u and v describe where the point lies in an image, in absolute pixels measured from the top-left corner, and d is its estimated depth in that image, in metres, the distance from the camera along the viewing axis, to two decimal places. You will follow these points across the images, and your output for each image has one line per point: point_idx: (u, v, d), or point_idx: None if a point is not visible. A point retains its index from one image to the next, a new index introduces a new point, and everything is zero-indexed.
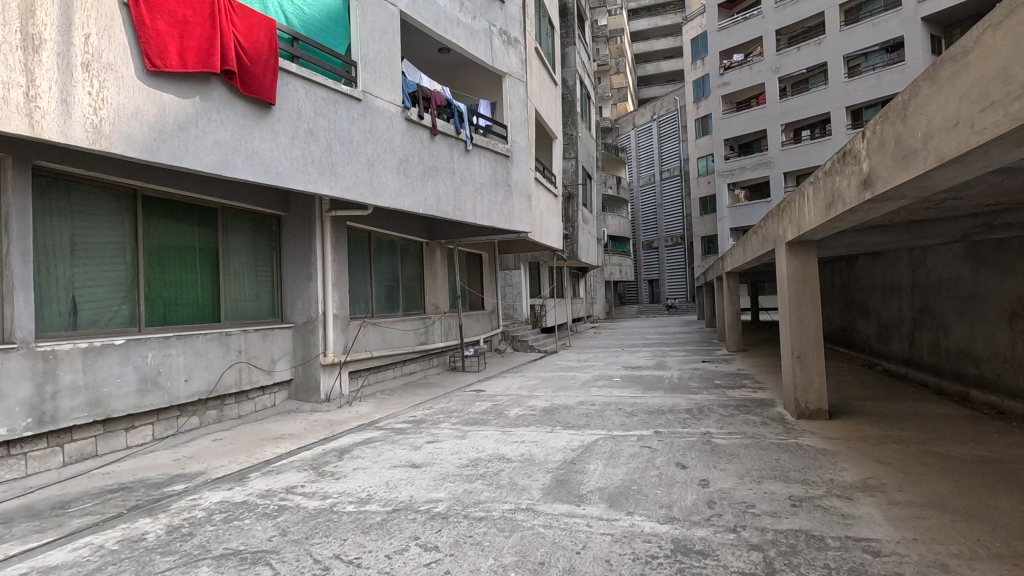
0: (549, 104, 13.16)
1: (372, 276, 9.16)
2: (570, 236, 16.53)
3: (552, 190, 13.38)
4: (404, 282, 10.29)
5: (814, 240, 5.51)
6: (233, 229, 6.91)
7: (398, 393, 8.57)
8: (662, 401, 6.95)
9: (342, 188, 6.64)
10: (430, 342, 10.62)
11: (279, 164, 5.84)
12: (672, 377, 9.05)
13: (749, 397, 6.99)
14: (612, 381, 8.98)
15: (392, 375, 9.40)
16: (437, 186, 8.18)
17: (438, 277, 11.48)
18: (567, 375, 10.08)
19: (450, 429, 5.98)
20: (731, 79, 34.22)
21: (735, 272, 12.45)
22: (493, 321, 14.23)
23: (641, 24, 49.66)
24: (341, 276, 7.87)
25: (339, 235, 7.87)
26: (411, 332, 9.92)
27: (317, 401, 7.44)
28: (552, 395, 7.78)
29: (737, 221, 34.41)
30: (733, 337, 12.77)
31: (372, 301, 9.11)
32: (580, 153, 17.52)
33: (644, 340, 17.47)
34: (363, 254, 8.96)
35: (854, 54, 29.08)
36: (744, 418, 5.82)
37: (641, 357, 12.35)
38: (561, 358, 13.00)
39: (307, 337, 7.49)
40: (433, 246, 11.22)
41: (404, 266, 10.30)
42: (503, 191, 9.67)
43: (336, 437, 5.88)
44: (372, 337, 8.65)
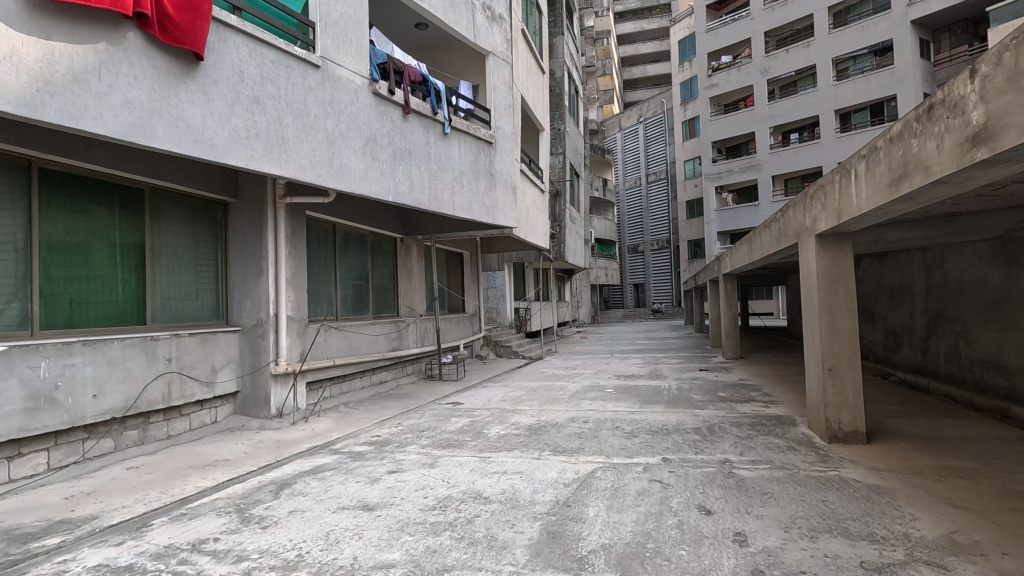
0: (536, 93, 12.29)
1: (337, 274, 8.18)
2: (556, 236, 15.66)
3: (539, 186, 12.49)
4: (376, 281, 9.32)
5: (850, 231, 4.67)
6: (167, 216, 5.88)
7: (364, 406, 7.58)
8: (665, 418, 6.06)
9: (295, 169, 5.63)
10: (403, 348, 9.64)
11: (213, 134, 4.82)
12: (671, 389, 8.19)
13: (763, 413, 6.14)
14: (605, 393, 8.08)
15: (358, 385, 8.41)
16: (410, 173, 7.22)
17: (414, 276, 10.52)
18: (554, 384, 9.17)
19: (418, 454, 5.02)
20: (719, 81, 33.79)
21: (733, 274, 11.67)
22: (474, 325, 13.28)
23: (627, 27, 49.23)
24: (297, 273, 6.87)
25: (295, 227, 6.89)
26: (381, 337, 8.95)
27: (267, 417, 6.43)
28: (538, 410, 6.86)
29: (725, 225, 33.92)
30: (731, 344, 11.99)
31: (336, 302, 8.13)
32: (568, 149, 16.68)
33: (634, 345, 16.64)
34: (328, 249, 7.98)
35: (844, 57, 28.79)
36: (765, 441, 4.94)
37: (633, 365, 11.49)
38: (547, 366, 12.07)
39: (256, 341, 6.47)
40: (408, 243, 10.26)
41: (376, 264, 9.33)
42: (485, 181, 8.75)
43: (280, 464, 4.88)
44: (336, 343, 7.67)
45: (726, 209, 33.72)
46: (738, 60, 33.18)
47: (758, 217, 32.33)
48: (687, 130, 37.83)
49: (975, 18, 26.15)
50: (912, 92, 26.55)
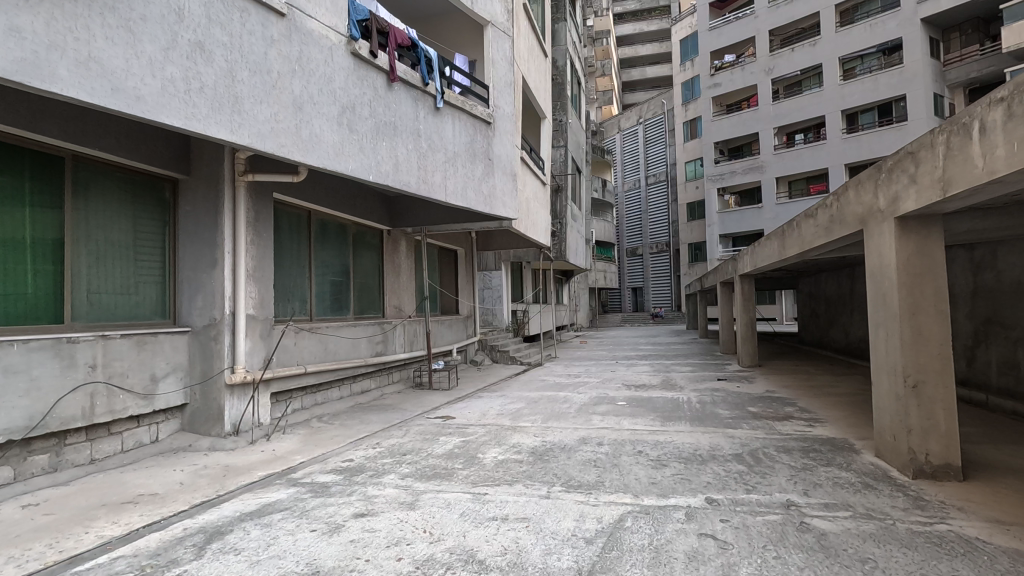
0: (538, 76, 11.34)
1: (313, 268, 7.18)
2: (557, 234, 14.68)
3: (541, 178, 11.53)
4: (359, 279, 8.33)
5: (943, 212, 3.71)
6: (97, 192, 4.84)
7: (340, 422, 6.57)
8: (695, 440, 5.06)
9: (252, 136, 4.62)
10: (387, 353, 8.64)
11: (139, 83, 3.81)
12: (692, 403, 7.19)
13: (811, 435, 5.15)
14: (617, 406, 7.08)
15: (334, 395, 7.40)
16: (395, 151, 6.23)
17: (403, 274, 9.52)
18: (557, 395, 8.17)
19: (395, 489, 4.00)
20: (722, 80, 32.98)
21: (751, 274, 10.72)
22: (468, 328, 12.28)
23: (626, 28, 48.48)
24: (258, 264, 5.85)
25: (259, 211, 5.89)
26: (364, 340, 7.96)
27: (219, 434, 5.38)
28: (542, 428, 5.85)
29: (727, 228, 33.08)
30: (748, 350, 11.06)
31: (311, 300, 7.11)
32: (569, 142, 15.72)
33: (638, 351, 15.68)
34: (302, 240, 7.00)
35: (850, 56, 28.05)
36: (830, 475, 3.96)
37: (642, 373, 10.52)
38: (548, 373, 11.08)
39: (208, 345, 5.45)
40: (396, 236, 9.28)
41: (359, 259, 8.33)
42: (482, 166, 7.77)
43: (220, 501, 3.86)
44: (308, 347, 6.68)
45: (728, 211, 32.89)
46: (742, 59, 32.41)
47: (762, 220, 31.48)
48: (688, 130, 37.04)
49: (986, 16, 25.46)
50: (921, 92, 25.80)
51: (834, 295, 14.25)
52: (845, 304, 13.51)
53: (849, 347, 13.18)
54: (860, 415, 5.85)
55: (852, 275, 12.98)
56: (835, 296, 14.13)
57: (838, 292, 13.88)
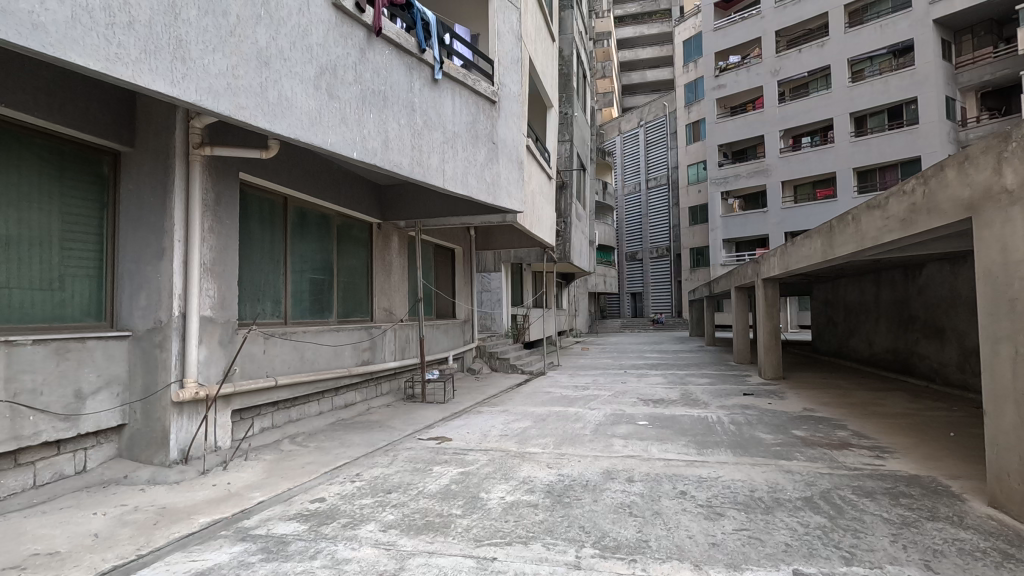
0: (545, 62, 10.47)
1: (288, 264, 6.21)
2: (561, 233, 13.80)
3: (546, 172, 10.62)
4: (344, 278, 7.38)
5: None
6: (8, 161, 3.87)
7: (317, 444, 5.60)
8: (746, 477, 4.12)
9: (201, 92, 3.66)
10: (374, 362, 7.66)
11: (37, 7, 2.84)
12: (724, 423, 6.25)
13: (888, 470, 4.21)
14: (638, 427, 6.13)
15: (309, 411, 6.40)
16: (385, 126, 5.30)
17: (394, 273, 8.57)
18: (567, 412, 7.24)
19: (374, 550, 3.02)
20: (727, 81, 32.27)
21: (776, 278, 9.83)
22: (465, 334, 11.33)
23: (627, 32, 47.85)
24: (216, 256, 4.89)
25: (221, 194, 4.94)
26: (347, 347, 7.00)
27: (162, 463, 4.40)
28: (555, 457, 4.89)
29: (730, 232, 32.26)
30: (770, 362, 10.14)
31: (285, 301, 6.15)
32: (575, 137, 14.86)
33: (646, 359, 14.74)
34: (276, 232, 6.04)
35: (860, 58, 27.37)
36: (946, 535, 3.01)
37: (656, 385, 9.60)
38: (553, 384, 10.13)
39: (152, 353, 4.48)
40: (386, 231, 8.33)
41: (343, 256, 7.37)
42: (486, 150, 6.84)
43: (139, 567, 2.89)
44: (279, 355, 5.70)
45: (732, 215, 32.07)
46: (747, 61, 31.71)
47: (767, 225, 30.68)
48: (690, 133, 36.29)
49: (999, 18, 24.85)
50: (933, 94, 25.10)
51: (855, 302, 13.38)
52: (868, 312, 12.70)
53: (874, 358, 12.29)
54: (933, 443, 4.94)
55: (877, 281, 12.11)
56: (856, 304, 13.32)
57: (860, 299, 13.00)
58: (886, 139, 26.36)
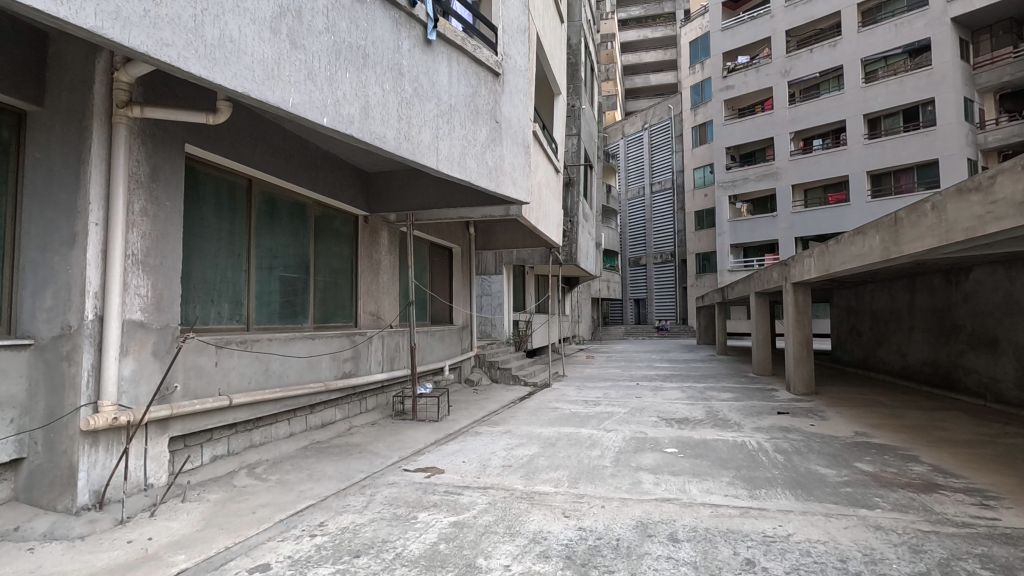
0: (552, 43, 9.56)
1: (253, 258, 5.24)
2: (567, 234, 12.90)
3: (554, 165, 9.66)
4: (323, 278, 6.41)
5: None
6: None
7: (280, 476, 4.62)
8: (829, 539, 3.12)
9: (104, 18, 2.65)
10: (357, 374, 6.68)
11: None
12: (769, 452, 5.26)
13: (1011, 529, 3.23)
14: (667, 456, 5.13)
15: (275, 433, 5.40)
16: (365, 89, 4.33)
17: (383, 273, 7.60)
18: (579, 434, 6.25)
19: None
20: (735, 82, 31.45)
21: (808, 282, 8.86)
22: (462, 341, 10.37)
23: (630, 35, 47.09)
24: (149, 245, 3.91)
25: (158, 168, 3.98)
26: (324, 357, 6.02)
27: (68, 508, 3.42)
28: (572, 501, 3.90)
29: (738, 237, 31.32)
30: (801, 375, 9.12)
31: (248, 302, 5.18)
32: (582, 131, 13.94)
33: (657, 370, 13.74)
34: (238, 220, 5.08)
35: (873, 58, 26.51)
36: None
37: (675, 401, 8.60)
38: (560, 398, 9.14)
39: (59, 368, 3.50)
40: (374, 225, 7.38)
41: (321, 252, 6.40)
42: (487, 129, 5.89)
43: None
44: (236, 367, 4.72)
45: (740, 219, 31.14)
46: (755, 61, 30.90)
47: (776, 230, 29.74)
48: (697, 135, 35.49)
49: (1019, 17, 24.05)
50: (951, 95, 24.23)
51: (883, 310, 12.42)
52: (898, 320, 11.74)
53: (908, 371, 11.28)
54: None
55: (911, 286, 11.13)
56: (884, 312, 12.37)
57: (890, 306, 12.03)
58: (902, 142, 25.45)
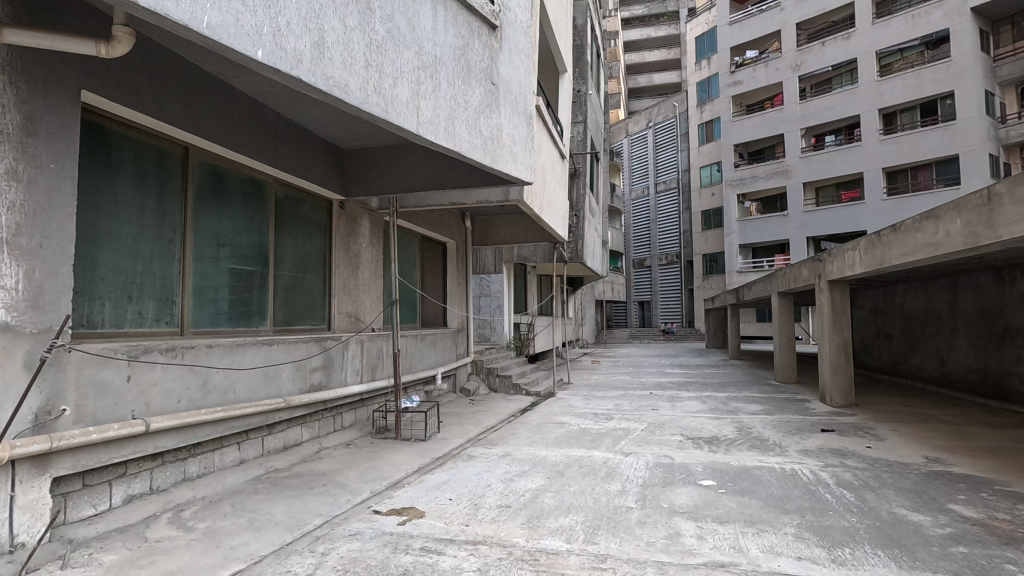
0: (558, 14, 8.57)
1: (189, 245, 4.23)
2: (573, 229, 11.90)
3: (558, 148, 8.62)
4: (287, 272, 5.40)
5: None
6: None
7: (212, 522, 3.59)
8: None
9: None
10: (328, 387, 5.66)
11: None
12: (831, 486, 4.22)
13: None
14: (705, 493, 4.08)
15: (218, 462, 4.38)
16: (318, 21, 3.31)
17: (363, 268, 6.59)
18: (592, 459, 5.21)
19: None
20: (744, 77, 30.47)
21: (847, 279, 7.82)
22: (457, 347, 9.35)
23: (633, 34, 46.07)
24: (20, 219, 2.90)
25: (36, 117, 2.97)
26: (286, 367, 5.01)
27: None
28: (591, 568, 2.87)
29: (747, 237, 30.26)
30: (839, 385, 8.03)
31: (184, 300, 4.17)
32: (589, 119, 12.93)
33: (669, 377, 12.67)
34: (168, 197, 4.07)
35: (890, 50, 25.53)
36: None
37: (697, 415, 7.56)
38: (566, 410, 8.11)
39: None
40: (351, 213, 6.37)
41: (285, 242, 5.39)
42: (481, 91, 4.88)
43: None
44: (158, 382, 3.71)
45: (749, 219, 30.09)
46: (765, 56, 29.92)
47: (787, 229, 28.68)
48: (704, 133, 34.53)
49: None
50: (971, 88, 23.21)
51: (916, 311, 11.40)
52: (935, 323, 10.71)
53: (950, 379, 10.24)
54: None
55: (952, 286, 10.11)
56: (917, 314, 11.34)
57: (926, 308, 11.00)
58: (920, 138, 24.41)
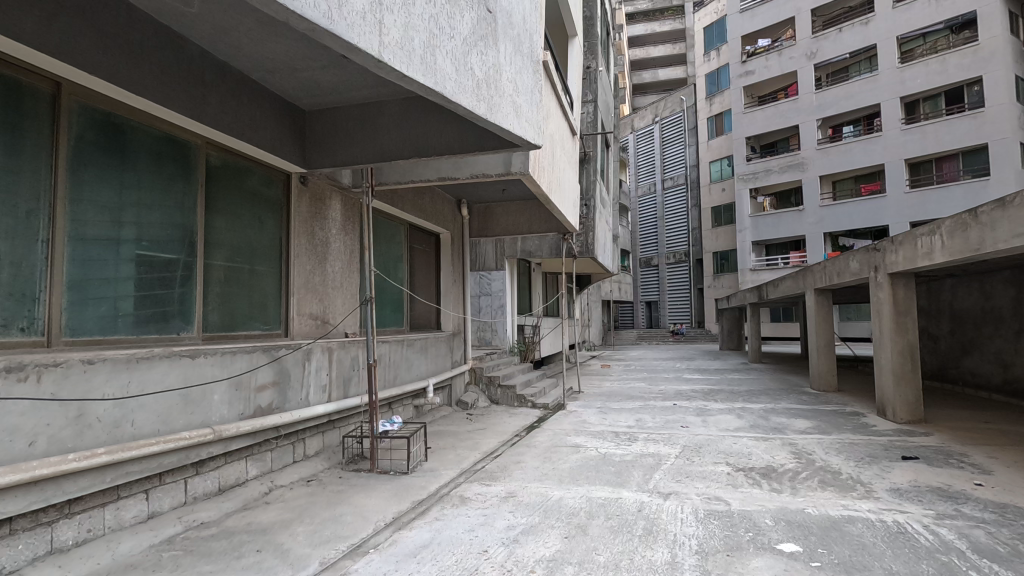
0: None
1: (63, 221, 3.03)
2: (583, 221, 10.69)
3: (568, 122, 7.41)
4: (225, 262, 4.20)
5: None
6: None
7: None
8: None
9: None
10: (283, 409, 4.47)
11: None
12: (968, 556, 2.98)
13: None
14: (793, 569, 2.85)
15: (110, 522, 3.18)
16: None
17: (333, 259, 5.38)
18: (620, 505, 3.97)
19: None
20: (756, 67, 29.21)
21: (913, 271, 6.58)
22: (452, 353, 8.14)
23: (637, 29, 44.74)
24: None
25: None
26: (218, 386, 3.81)
27: None
28: None
29: (760, 233, 28.97)
30: (904, 398, 6.75)
31: (51, 298, 2.97)
32: (599, 100, 11.69)
33: (690, 385, 11.42)
34: (24, 155, 2.89)
35: (911, 35, 24.24)
36: None
37: (737, 435, 6.31)
38: (579, 428, 6.88)
39: None
40: (316, 191, 5.17)
41: (222, 223, 4.18)
42: (473, 18, 3.67)
43: None
44: None
45: (762, 215, 28.81)
46: (777, 44, 28.67)
47: (803, 225, 27.37)
48: (713, 127, 33.27)
49: None
50: (1001, 73, 21.87)
51: (968, 309, 10.15)
52: (994, 323, 9.47)
53: (1016, 386, 8.98)
54: None
55: (1018, 280, 8.85)
56: (970, 312, 10.08)
57: (982, 306, 9.74)
58: (945, 127, 23.09)
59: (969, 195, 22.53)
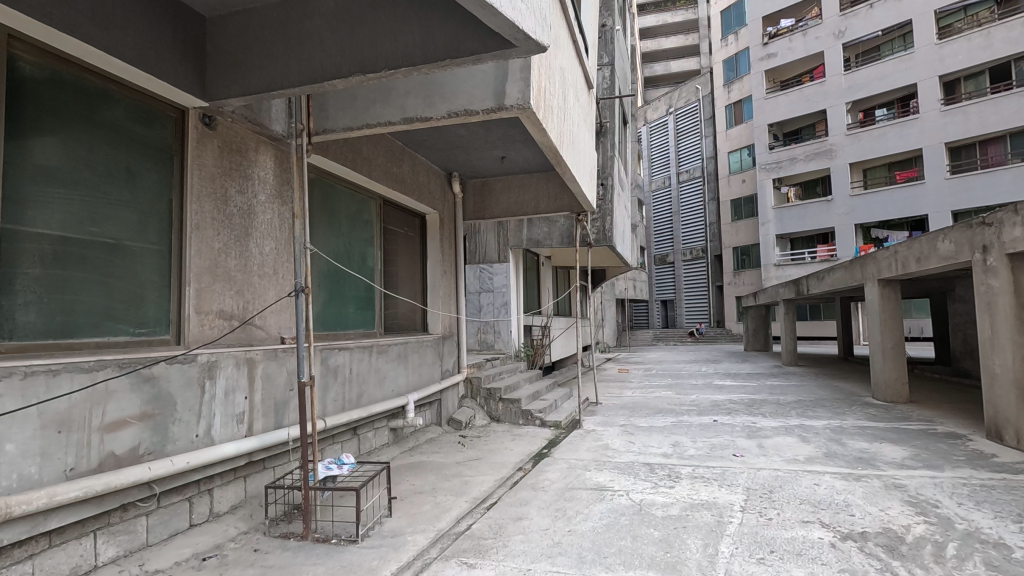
0: None
1: None
2: (600, 201, 9.11)
3: (583, 68, 5.87)
4: (54, 230, 2.70)
5: None
6: None
7: None
8: None
9: None
10: (161, 454, 2.96)
11: None
12: None
13: None
14: None
15: None
16: None
17: (261, 236, 3.87)
18: None
19: None
20: (778, 49, 27.43)
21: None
22: (442, 361, 6.64)
23: (648, 20, 42.91)
24: None
25: None
26: (15, 428, 2.32)
27: None
28: None
29: (785, 227, 27.15)
30: None
31: None
32: (616, 65, 10.08)
33: (727, 394, 9.77)
34: None
35: (950, 9, 22.28)
36: None
37: (815, 469, 4.70)
38: (602, 458, 5.29)
39: None
40: (232, 140, 3.68)
41: (53, 173, 2.71)
42: None
43: None
44: None
45: (787, 206, 27.00)
46: (802, 24, 26.84)
47: (832, 216, 25.54)
48: (732, 114, 31.51)
49: None
50: None
51: None
52: None
53: None
54: None
55: None
56: None
57: None
58: (990, 106, 21.16)
59: (1018, 179, 20.59)
